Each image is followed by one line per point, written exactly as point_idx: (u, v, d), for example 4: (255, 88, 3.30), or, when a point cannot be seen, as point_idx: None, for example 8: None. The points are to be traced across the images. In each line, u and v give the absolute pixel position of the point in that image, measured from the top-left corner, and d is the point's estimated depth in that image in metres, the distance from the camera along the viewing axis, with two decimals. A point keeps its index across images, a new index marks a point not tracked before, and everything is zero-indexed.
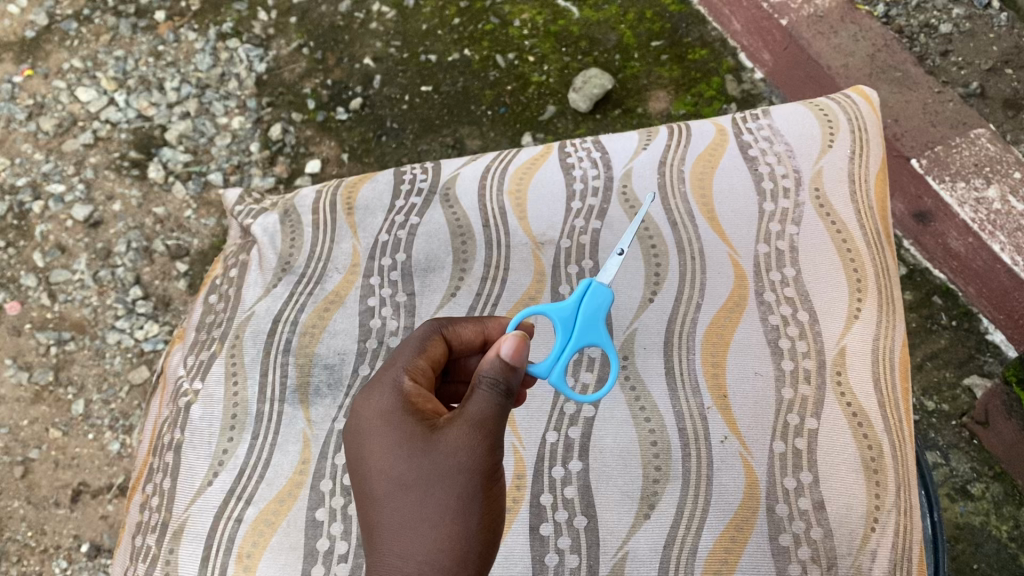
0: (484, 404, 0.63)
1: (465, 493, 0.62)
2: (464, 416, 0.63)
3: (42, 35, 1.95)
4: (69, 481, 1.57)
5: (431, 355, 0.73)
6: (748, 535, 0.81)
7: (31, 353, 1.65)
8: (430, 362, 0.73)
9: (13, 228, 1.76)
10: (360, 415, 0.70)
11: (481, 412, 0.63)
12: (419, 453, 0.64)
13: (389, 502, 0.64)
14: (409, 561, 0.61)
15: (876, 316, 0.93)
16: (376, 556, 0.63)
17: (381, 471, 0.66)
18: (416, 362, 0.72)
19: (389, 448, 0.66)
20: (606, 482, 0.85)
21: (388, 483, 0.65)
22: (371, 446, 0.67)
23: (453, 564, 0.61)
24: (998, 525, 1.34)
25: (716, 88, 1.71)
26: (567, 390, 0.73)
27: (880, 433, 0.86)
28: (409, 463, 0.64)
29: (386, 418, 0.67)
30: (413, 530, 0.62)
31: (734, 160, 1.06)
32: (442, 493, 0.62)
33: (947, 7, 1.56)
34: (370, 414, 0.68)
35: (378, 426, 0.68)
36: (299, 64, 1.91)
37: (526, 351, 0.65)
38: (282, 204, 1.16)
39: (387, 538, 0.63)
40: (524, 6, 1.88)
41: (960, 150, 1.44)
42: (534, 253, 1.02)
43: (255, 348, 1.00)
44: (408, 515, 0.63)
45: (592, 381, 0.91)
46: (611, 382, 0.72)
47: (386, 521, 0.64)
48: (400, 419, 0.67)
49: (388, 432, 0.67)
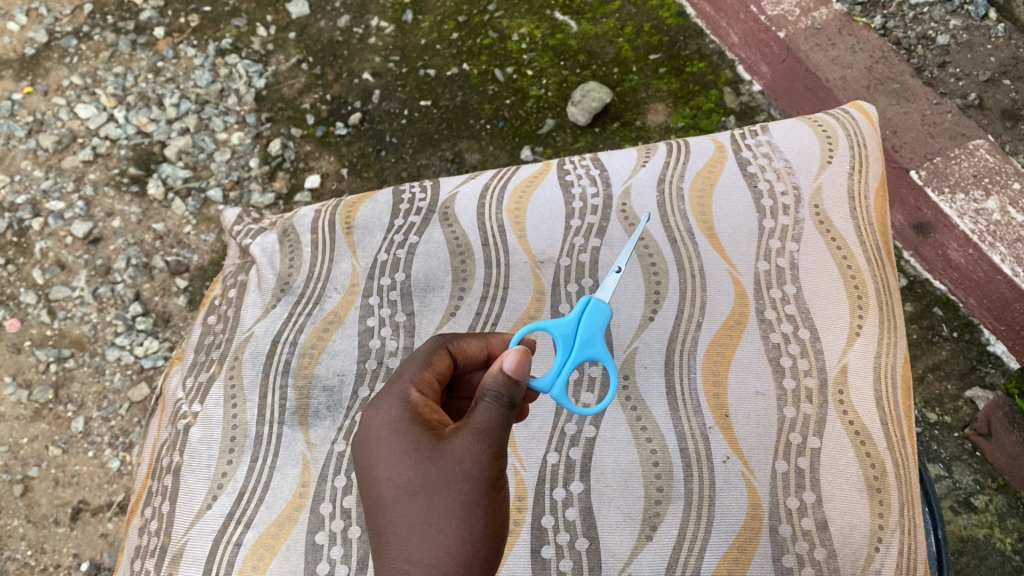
0: (488, 416, 0.63)
1: (471, 498, 0.62)
2: (467, 424, 0.64)
3: (41, 52, 1.96)
4: (69, 500, 1.56)
5: (438, 369, 0.73)
6: (751, 557, 0.81)
7: (31, 371, 1.65)
8: (436, 375, 0.73)
9: (13, 245, 1.76)
10: (368, 425, 0.69)
11: (485, 423, 0.63)
12: (426, 460, 0.64)
13: (397, 507, 0.64)
14: (417, 564, 0.60)
15: (877, 333, 0.92)
16: (384, 560, 0.62)
17: (389, 477, 0.65)
18: (423, 374, 0.72)
19: (399, 457, 0.65)
20: (608, 503, 0.84)
21: (396, 491, 0.64)
22: (380, 456, 0.66)
23: (460, 567, 0.60)
24: (1002, 538, 1.33)
25: (714, 101, 1.73)
26: (569, 404, 0.73)
27: (883, 451, 0.86)
28: (417, 470, 0.64)
29: (394, 426, 0.67)
30: (420, 534, 0.62)
31: (733, 177, 1.06)
32: (449, 498, 0.62)
33: (944, 19, 1.57)
34: (378, 424, 0.68)
35: (385, 435, 0.67)
36: (299, 80, 1.92)
37: (530, 364, 0.65)
38: (280, 224, 1.16)
39: (394, 542, 0.62)
40: (522, 20, 1.89)
41: (959, 161, 1.42)
42: (534, 273, 1.02)
43: (254, 370, 1.00)
44: (414, 521, 0.62)
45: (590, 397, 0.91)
46: (612, 397, 0.72)
47: (394, 528, 0.63)
48: (408, 428, 0.67)
49: (396, 441, 0.66)
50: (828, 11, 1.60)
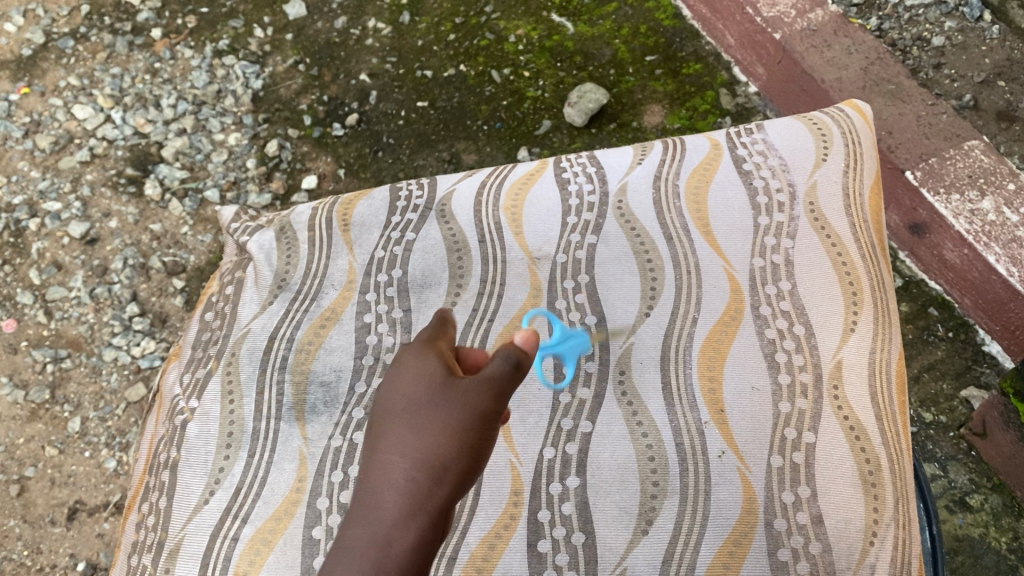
0: (503, 364, 0.56)
1: (463, 429, 0.57)
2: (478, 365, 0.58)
3: (38, 53, 1.96)
4: (65, 500, 1.56)
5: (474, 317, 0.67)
6: (746, 550, 0.81)
7: (28, 371, 1.65)
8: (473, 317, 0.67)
9: (10, 245, 1.76)
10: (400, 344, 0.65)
11: (497, 371, 0.57)
12: (432, 383, 0.59)
13: (397, 415, 0.61)
14: (397, 465, 0.58)
15: (872, 328, 0.93)
16: (373, 456, 0.60)
17: (397, 389, 0.61)
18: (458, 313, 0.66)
19: (411, 374, 0.61)
20: (604, 498, 0.85)
21: (399, 402, 0.61)
22: (394, 371, 0.63)
23: (439, 477, 0.57)
24: (997, 536, 1.34)
25: (710, 102, 1.74)
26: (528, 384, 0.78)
27: (877, 446, 0.86)
28: (423, 387, 0.60)
29: (417, 348, 0.63)
30: (409, 441, 0.59)
31: (729, 174, 1.06)
32: (443, 420, 0.58)
33: (939, 20, 1.58)
34: (408, 342, 0.64)
35: (409, 353, 0.63)
36: (296, 81, 1.92)
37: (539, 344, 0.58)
38: (277, 221, 1.16)
39: (389, 442, 0.60)
40: (519, 22, 1.90)
41: (954, 162, 1.43)
42: (530, 269, 1.02)
43: (251, 366, 1.00)
44: (409, 431, 0.59)
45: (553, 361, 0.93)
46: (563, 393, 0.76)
47: (389, 431, 0.61)
48: (427, 352, 0.62)
49: (414, 360, 0.62)
50: (824, 13, 1.61)
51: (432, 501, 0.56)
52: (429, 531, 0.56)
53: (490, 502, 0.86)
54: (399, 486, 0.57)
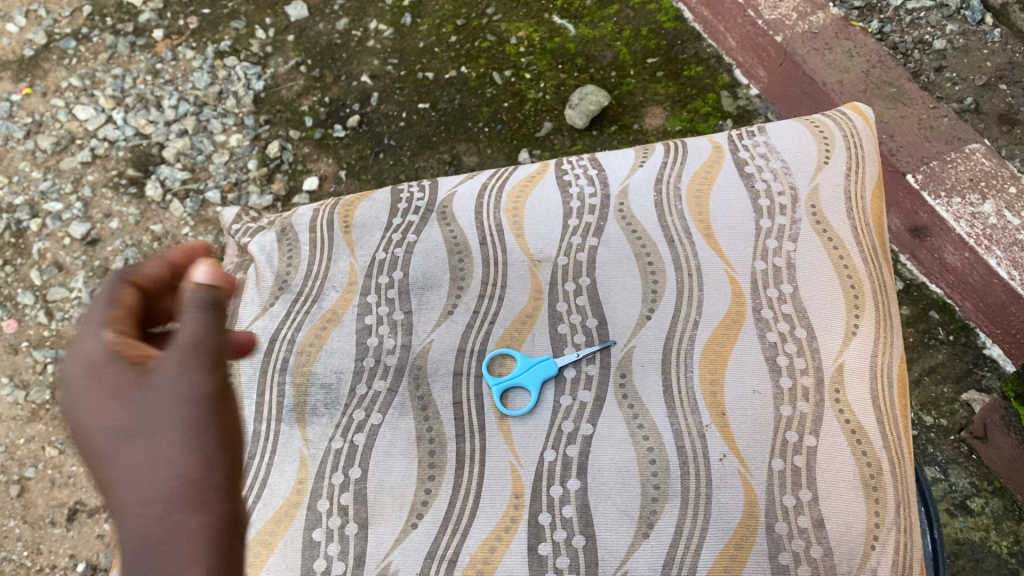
0: (196, 320, 0.56)
1: (197, 422, 0.54)
2: (180, 355, 0.55)
3: (40, 54, 1.96)
4: (65, 500, 1.55)
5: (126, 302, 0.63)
6: (748, 554, 0.81)
7: (28, 371, 1.65)
8: (128, 312, 0.62)
9: (11, 245, 1.76)
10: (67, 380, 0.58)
11: (191, 332, 0.56)
12: (133, 395, 0.55)
13: (116, 456, 0.54)
14: (152, 507, 0.52)
15: (873, 332, 0.93)
16: (114, 510, 0.53)
17: (97, 426, 0.55)
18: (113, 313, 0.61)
19: (102, 401, 0.55)
20: (605, 501, 0.84)
21: (105, 437, 0.55)
22: (78, 405, 0.56)
23: (201, 493, 0.52)
24: (997, 540, 1.34)
25: (711, 105, 1.74)
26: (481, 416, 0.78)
27: (879, 450, 0.86)
28: (122, 409, 0.54)
29: (92, 370, 0.56)
30: (149, 473, 0.53)
31: (730, 177, 1.06)
32: (172, 429, 0.53)
33: (941, 24, 1.58)
34: (76, 370, 0.57)
35: (84, 382, 0.56)
36: (297, 82, 1.92)
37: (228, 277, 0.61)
38: (278, 223, 1.16)
39: (127, 490, 0.53)
40: (520, 24, 1.90)
41: (955, 165, 1.43)
42: (531, 272, 1.02)
43: (251, 367, 1.00)
44: (138, 459, 0.53)
45: (523, 388, 0.93)
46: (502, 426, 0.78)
47: (117, 475, 0.54)
48: (105, 368, 0.56)
49: (95, 386, 0.56)
50: (825, 15, 1.62)
51: (206, 519, 0.52)
52: (218, 546, 0.51)
53: (490, 504, 0.86)
54: (160, 526, 0.51)
